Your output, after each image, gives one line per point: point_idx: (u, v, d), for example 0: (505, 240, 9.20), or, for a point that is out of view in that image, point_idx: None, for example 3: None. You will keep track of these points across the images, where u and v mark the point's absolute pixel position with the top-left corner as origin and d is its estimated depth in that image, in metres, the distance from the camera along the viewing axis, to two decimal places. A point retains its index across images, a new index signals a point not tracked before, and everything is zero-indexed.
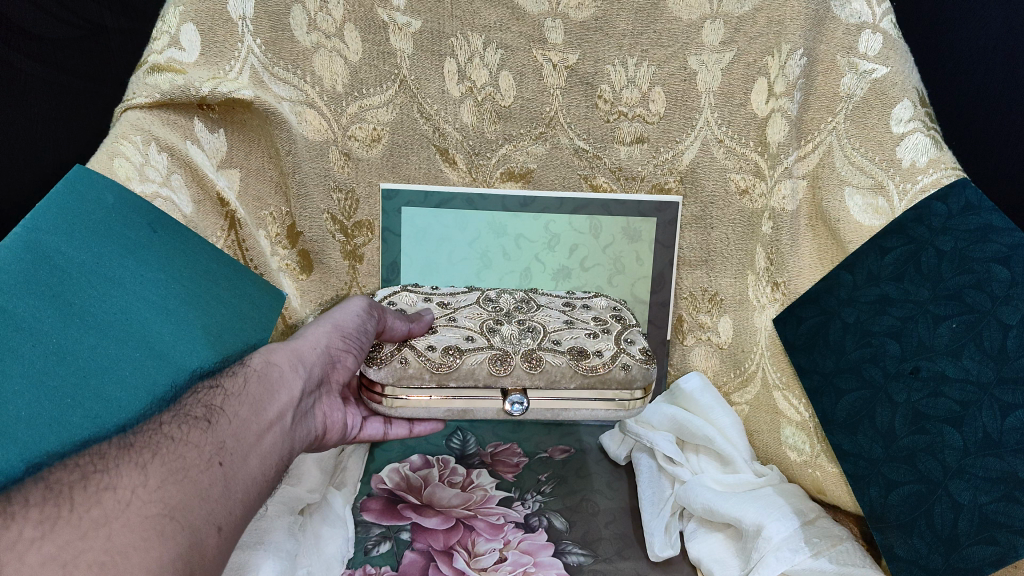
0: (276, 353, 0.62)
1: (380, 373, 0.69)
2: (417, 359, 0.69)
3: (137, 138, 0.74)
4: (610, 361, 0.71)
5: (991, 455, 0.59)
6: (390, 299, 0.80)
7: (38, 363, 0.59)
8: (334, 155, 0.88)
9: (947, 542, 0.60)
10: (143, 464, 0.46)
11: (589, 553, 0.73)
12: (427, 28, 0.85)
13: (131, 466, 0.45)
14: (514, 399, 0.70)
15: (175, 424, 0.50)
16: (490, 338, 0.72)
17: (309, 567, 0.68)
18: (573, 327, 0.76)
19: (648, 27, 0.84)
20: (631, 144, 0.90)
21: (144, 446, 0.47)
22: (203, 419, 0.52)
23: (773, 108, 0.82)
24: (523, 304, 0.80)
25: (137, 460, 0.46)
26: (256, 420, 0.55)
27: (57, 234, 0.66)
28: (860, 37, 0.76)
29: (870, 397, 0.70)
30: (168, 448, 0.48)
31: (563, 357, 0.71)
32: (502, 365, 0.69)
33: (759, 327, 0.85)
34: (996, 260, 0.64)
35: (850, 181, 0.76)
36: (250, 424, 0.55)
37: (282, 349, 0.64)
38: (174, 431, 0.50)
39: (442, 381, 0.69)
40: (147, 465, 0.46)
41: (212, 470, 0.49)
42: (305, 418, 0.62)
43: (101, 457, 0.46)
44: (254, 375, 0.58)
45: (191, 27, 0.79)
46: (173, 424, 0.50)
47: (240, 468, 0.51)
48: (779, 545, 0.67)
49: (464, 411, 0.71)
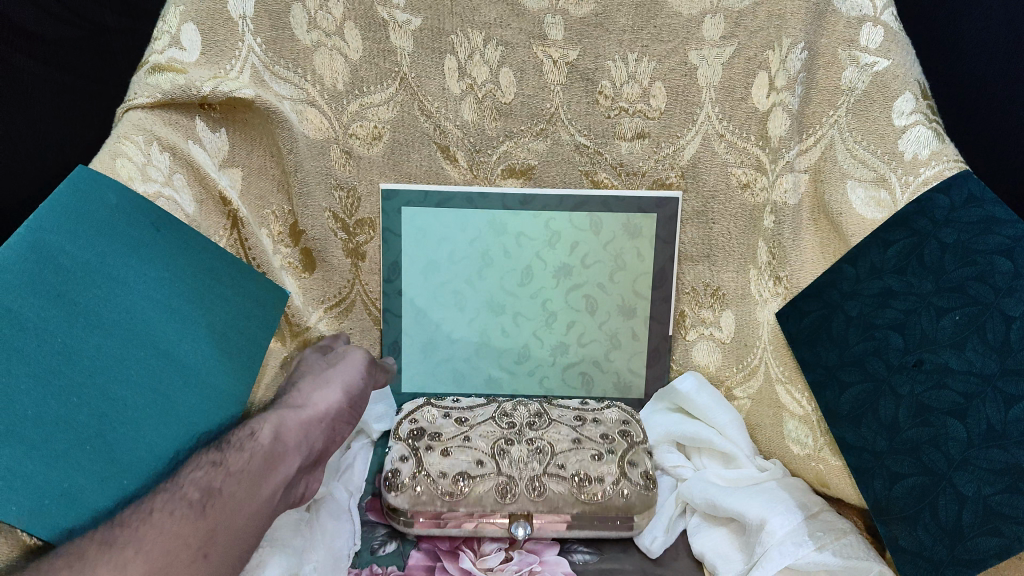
0: (268, 416, 0.66)
1: (397, 500, 0.72)
2: (431, 487, 0.72)
3: (139, 138, 0.74)
4: (611, 490, 0.73)
5: (995, 447, 0.59)
6: (413, 413, 0.82)
7: (44, 359, 0.59)
8: (335, 154, 0.88)
9: (951, 535, 0.60)
10: (125, 564, 0.48)
11: (594, 550, 0.74)
12: (427, 26, 0.85)
13: (113, 566, 0.47)
14: (519, 524, 0.72)
15: (174, 497, 0.54)
16: (499, 462, 0.75)
17: (315, 563, 0.68)
18: (580, 447, 0.77)
19: (648, 22, 0.84)
20: (632, 140, 0.90)
21: (126, 540, 0.49)
22: (198, 502, 0.54)
23: (773, 102, 0.82)
24: (536, 419, 0.82)
25: (117, 560, 0.48)
26: (250, 502, 0.58)
27: (61, 235, 0.64)
28: (861, 30, 0.75)
29: (873, 390, 0.70)
30: (158, 537, 0.50)
31: (566, 487, 0.73)
32: (508, 494, 0.72)
33: (761, 322, 0.86)
34: (999, 253, 0.64)
35: (852, 174, 0.76)
36: (244, 506, 0.57)
37: (274, 411, 0.67)
38: (165, 518, 0.52)
39: (453, 506, 0.72)
40: (131, 563, 0.48)
41: (197, 564, 0.51)
42: (292, 488, 0.65)
43: (81, 554, 0.48)
44: (260, 449, 0.61)
45: (192, 26, 0.79)
46: (166, 508, 0.53)
47: (222, 557, 0.54)
48: (783, 540, 0.68)
49: (474, 530, 0.73)
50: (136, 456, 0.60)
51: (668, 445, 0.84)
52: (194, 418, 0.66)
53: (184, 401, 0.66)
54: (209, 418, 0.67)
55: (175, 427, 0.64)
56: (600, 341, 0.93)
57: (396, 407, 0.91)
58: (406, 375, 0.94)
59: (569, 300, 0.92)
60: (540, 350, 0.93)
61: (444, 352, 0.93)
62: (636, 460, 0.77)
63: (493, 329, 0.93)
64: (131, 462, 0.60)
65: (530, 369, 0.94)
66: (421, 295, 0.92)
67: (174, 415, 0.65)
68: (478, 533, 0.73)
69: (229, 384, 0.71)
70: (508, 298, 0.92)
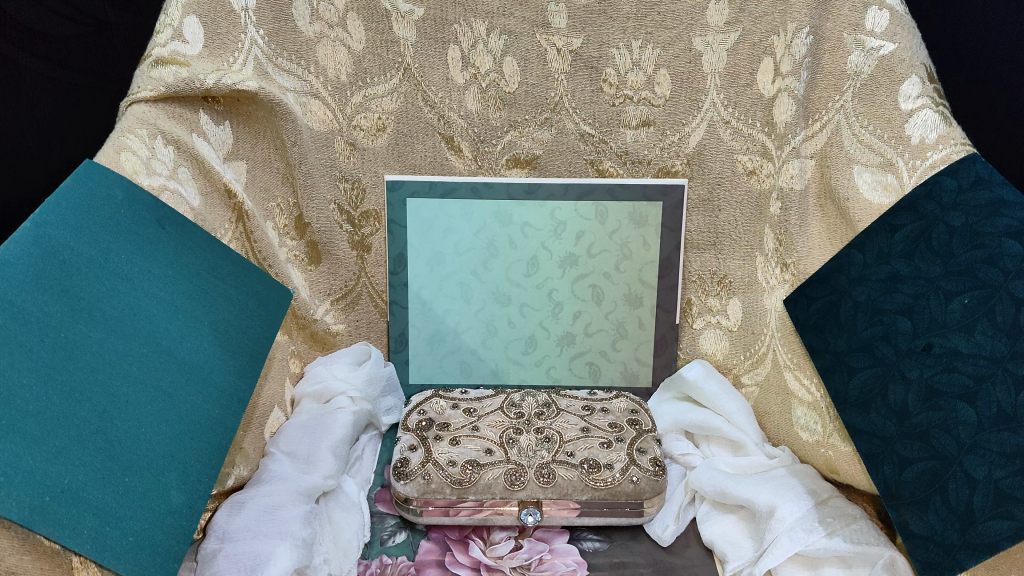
0: None
1: (406, 487, 0.72)
2: (439, 475, 0.73)
3: (143, 132, 0.73)
4: (620, 474, 0.73)
5: (1006, 430, 0.58)
6: (421, 406, 0.83)
7: (46, 354, 0.56)
8: (340, 146, 0.89)
9: (963, 518, 0.59)
10: None
11: (604, 538, 0.74)
12: (429, 16, 0.85)
13: None
14: (529, 511, 0.72)
15: None
16: (508, 451, 0.76)
17: (326, 554, 0.68)
18: (588, 435, 0.78)
19: (651, 9, 0.84)
20: (637, 127, 0.89)
21: None
22: None
23: (779, 88, 0.82)
24: (545, 408, 0.83)
25: None
26: None
27: (65, 230, 0.63)
28: (866, 13, 0.75)
29: (882, 375, 0.69)
30: None
31: (575, 471, 0.73)
32: (517, 480, 0.72)
33: (769, 309, 0.85)
34: (1008, 235, 0.63)
35: (859, 159, 0.76)
36: None
37: None
38: None
39: (463, 494, 0.72)
40: None
41: None
42: None
43: None
44: None
45: (194, 19, 0.78)
46: None
47: None
48: (793, 526, 0.67)
49: (484, 519, 0.72)
50: (138, 453, 0.58)
51: (676, 433, 0.84)
52: (195, 418, 0.65)
53: (185, 400, 0.65)
54: (210, 418, 0.66)
55: (177, 426, 0.63)
56: (608, 331, 0.93)
57: (405, 399, 0.92)
58: (412, 368, 0.94)
59: (575, 291, 0.92)
60: (548, 340, 0.93)
61: (450, 344, 0.93)
62: (645, 448, 0.77)
63: (499, 319, 0.92)
64: (133, 460, 0.58)
65: (537, 358, 0.93)
66: (427, 287, 0.92)
67: (174, 414, 0.63)
68: (488, 522, 0.73)
69: (230, 383, 0.70)
70: (513, 289, 0.92)
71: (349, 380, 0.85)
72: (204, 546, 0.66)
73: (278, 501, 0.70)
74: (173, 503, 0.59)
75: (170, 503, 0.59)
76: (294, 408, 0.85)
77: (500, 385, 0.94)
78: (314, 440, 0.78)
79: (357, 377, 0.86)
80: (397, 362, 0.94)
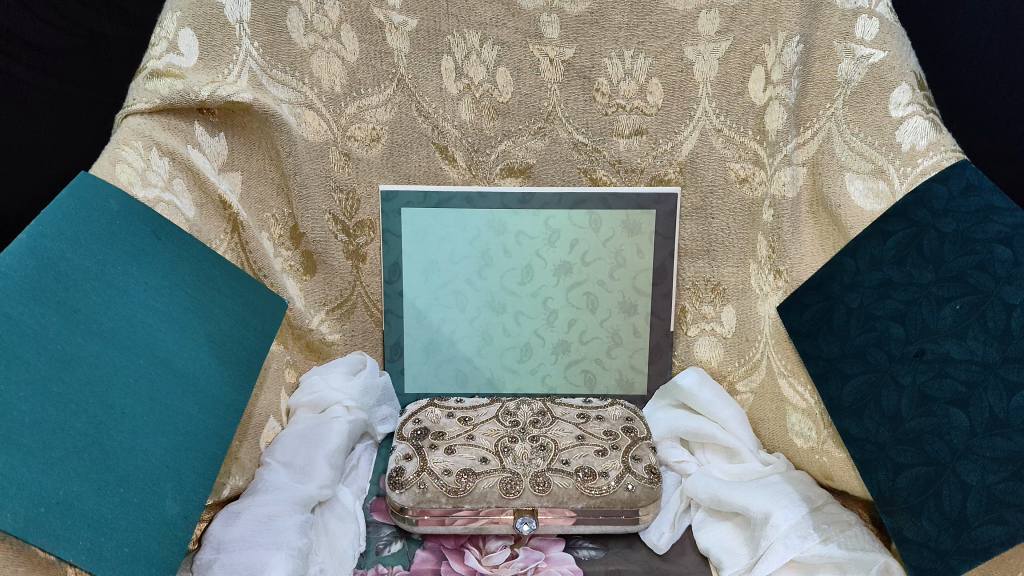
0: None
1: (402, 496, 0.72)
2: (435, 484, 0.72)
3: (139, 143, 0.74)
4: (615, 482, 0.73)
5: (998, 435, 0.58)
6: (416, 415, 0.83)
7: (41, 366, 0.56)
8: (335, 156, 0.89)
9: (957, 524, 0.59)
10: None
11: (599, 547, 0.73)
12: (423, 27, 0.86)
13: None
14: (524, 519, 0.71)
15: None
16: (503, 460, 0.76)
17: (321, 564, 0.68)
18: (583, 443, 0.78)
19: (643, 18, 0.85)
20: (629, 136, 0.90)
21: None
22: None
23: (770, 96, 0.82)
24: (540, 416, 0.83)
25: None
26: None
27: (60, 241, 0.63)
28: (856, 22, 0.76)
29: (875, 381, 0.70)
30: None
31: (570, 478, 0.73)
32: (512, 488, 0.72)
33: (762, 316, 0.86)
34: (999, 241, 0.64)
35: (850, 166, 0.76)
36: None
37: None
38: None
39: (458, 503, 0.72)
40: None
41: None
42: None
43: None
44: None
45: (190, 31, 0.79)
46: None
47: None
48: (788, 533, 0.67)
49: (479, 527, 0.72)
50: (133, 465, 0.58)
51: (671, 440, 0.84)
52: (190, 428, 0.65)
53: (180, 410, 0.65)
54: (205, 429, 0.66)
55: (172, 437, 0.63)
56: (602, 339, 0.93)
57: (400, 408, 0.92)
58: (408, 377, 0.94)
59: (570, 298, 0.92)
60: (542, 349, 0.93)
61: (446, 353, 0.93)
62: (640, 455, 0.77)
63: (495, 328, 0.93)
64: (128, 470, 0.58)
65: (532, 367, 0.93)
66: (423, 296, 0.93)
67: (168, 425, 0.63)
68: (484, 531, 0.72)
69: (226, 393, 0.70)
70: (508, 297, 0.92)
71: (345, 390, 0.85)
72: (200, 556, 0.66)
73: (273, 511, 0.70)
74: (168, 514, 0.59)
75: (165, 514, 0.59)
76: (291, 417, 0.85)
77: (495, 393, 0.94)
78: (309, 450, 0.78)
79: (352, 387, 0.86)
80: (393, 371, 0.94)
